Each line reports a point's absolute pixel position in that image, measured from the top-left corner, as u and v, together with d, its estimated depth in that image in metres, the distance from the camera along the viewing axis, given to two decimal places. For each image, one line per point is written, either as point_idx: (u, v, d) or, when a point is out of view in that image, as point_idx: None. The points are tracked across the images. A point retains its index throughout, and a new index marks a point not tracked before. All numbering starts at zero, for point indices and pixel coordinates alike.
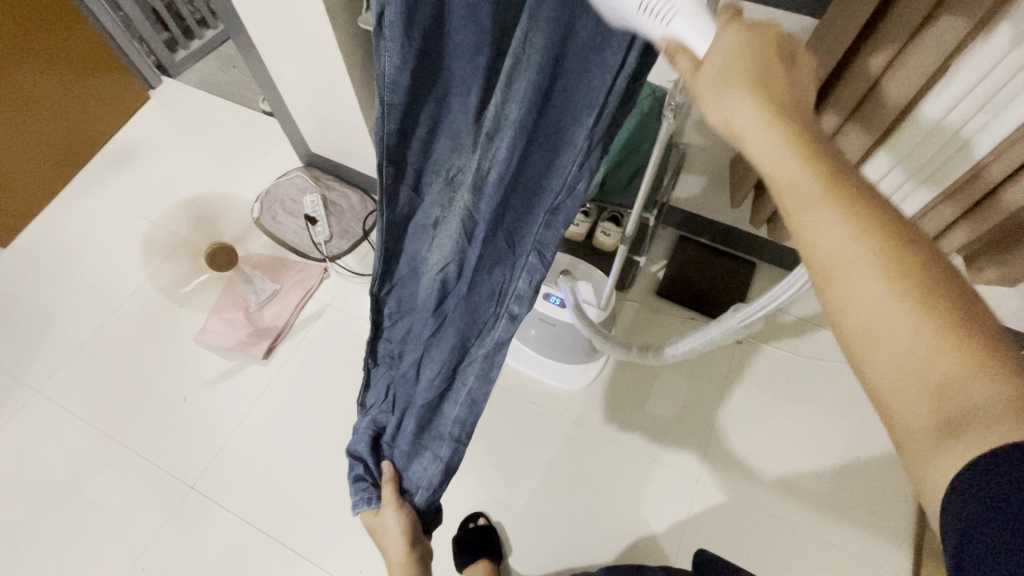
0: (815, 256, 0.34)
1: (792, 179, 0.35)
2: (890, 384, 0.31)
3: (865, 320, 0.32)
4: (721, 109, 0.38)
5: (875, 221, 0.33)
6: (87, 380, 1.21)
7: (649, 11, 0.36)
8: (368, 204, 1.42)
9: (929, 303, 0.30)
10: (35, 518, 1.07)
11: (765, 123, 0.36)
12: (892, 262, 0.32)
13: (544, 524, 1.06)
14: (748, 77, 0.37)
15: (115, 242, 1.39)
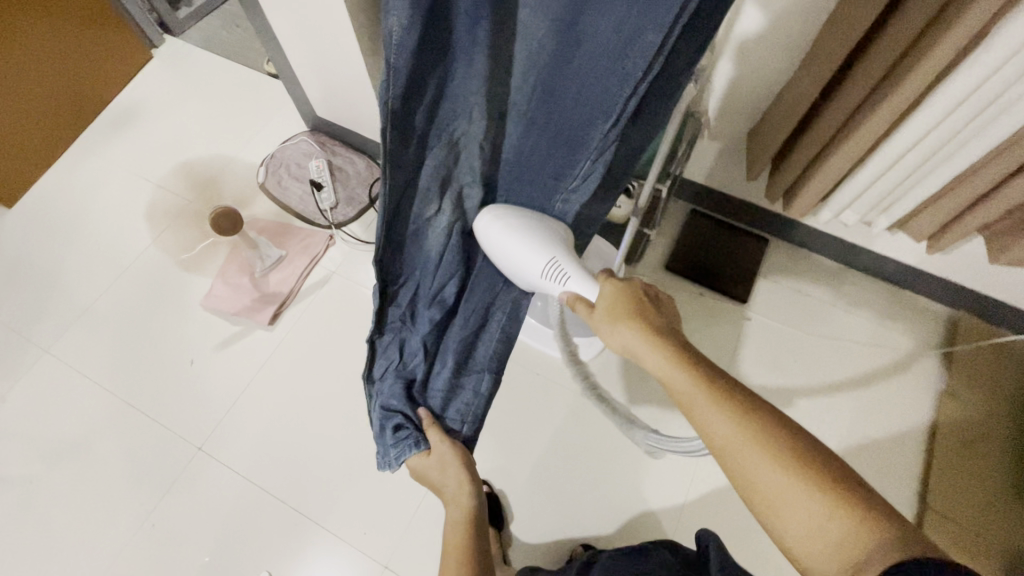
0: (715, 445, 0.49)
1: (681, 389, 0.52)
2: (807, 545, 0.44)
3: (765, 485, 0.46)
4: (616, 341, 0.58)
5: (741, 414, 0.49)
6: (95, 342, 1.22)
7: (551, 278, 0.64)
8: (374, 171, 1.40)
9: (794, 467, 0.46)
10: (48, 475, 1.10)
11: (649, 345, 0.55)
12: (765, 445, 0.47)
13: (545, 494, 1.08)
14: (629, 311, 0.58)
15: (119, 205, 1.38)
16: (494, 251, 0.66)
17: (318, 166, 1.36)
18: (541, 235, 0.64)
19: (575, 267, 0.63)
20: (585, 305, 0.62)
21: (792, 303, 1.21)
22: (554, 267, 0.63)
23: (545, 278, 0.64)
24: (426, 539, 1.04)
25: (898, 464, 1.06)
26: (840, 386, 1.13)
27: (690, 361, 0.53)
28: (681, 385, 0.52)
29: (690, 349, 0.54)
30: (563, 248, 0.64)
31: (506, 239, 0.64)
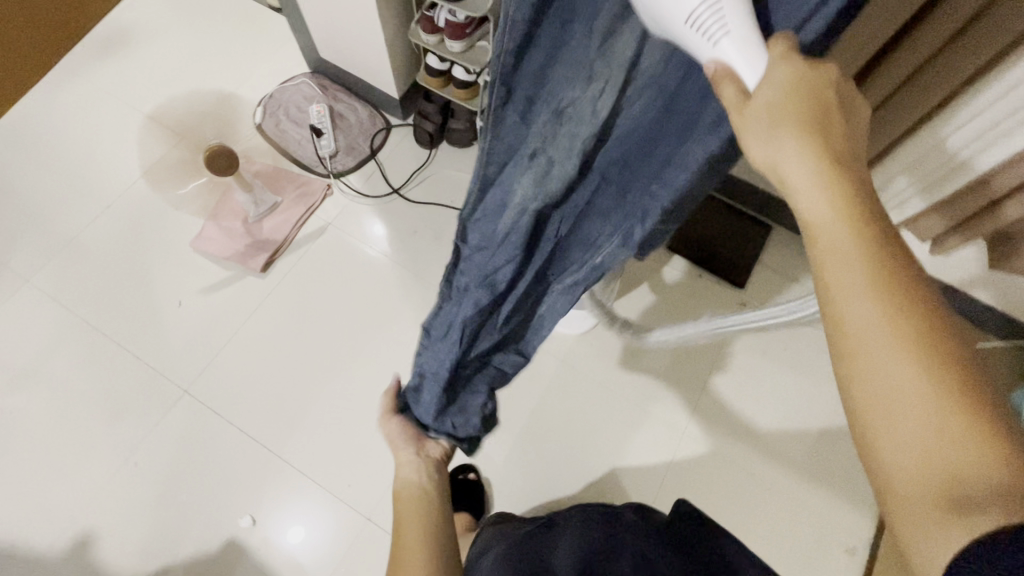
0: (845, 324, 0.33)
1: (832, 240, 0.34)
2: (908, 457, 0.31)
3: (895, 404, 0.32)
4: (767, 149, 0.35)
5: (904, 306, 0.32)
6: (79, 274, 1.18)
7: (697, 27, 0.33)
8: (377, 121, 1.35)
9: (959, 388, 0.31)
10: (28, 404, 1.08)
11: (819, 176, 0.34)
12: (931, 368, 0.31)
13: (529, 459, 1.10)
14: (802, 119, 0.35)
15: (107, 134, 1.31)
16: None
17: (319, 110, 1.31)
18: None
19: (743, 22, 0.33)
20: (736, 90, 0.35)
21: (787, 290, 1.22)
22: (704, 20, 0.33)
23: (688, 27, 0.33)
24: None
25: None
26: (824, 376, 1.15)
27: (872, 226, 0.33)
28: (815, 224, 0.34)
29: (864, 186, 0.35)
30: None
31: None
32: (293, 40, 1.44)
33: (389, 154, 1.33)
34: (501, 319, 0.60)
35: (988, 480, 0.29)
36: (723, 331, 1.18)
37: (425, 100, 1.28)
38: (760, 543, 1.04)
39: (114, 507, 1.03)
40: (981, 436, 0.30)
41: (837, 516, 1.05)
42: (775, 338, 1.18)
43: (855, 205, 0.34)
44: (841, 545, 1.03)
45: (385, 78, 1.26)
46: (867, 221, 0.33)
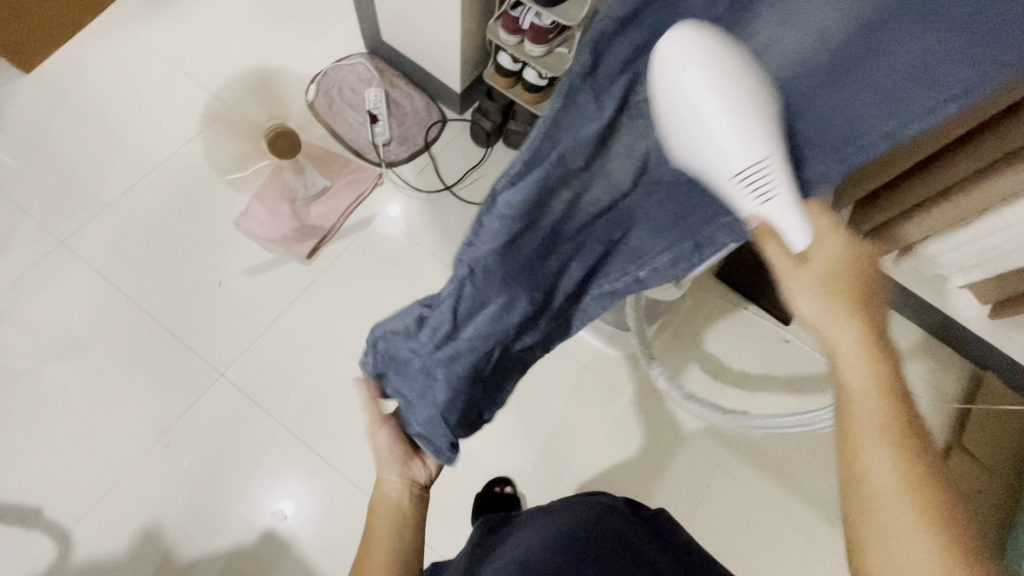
0: (870, 484, 0.43)
1: (863, 412, 0.44)
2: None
3: (899, 555, 0.42)
4: (819, 319, 0.46)
5: (921, 470, 0.42)
6: (117, 242, 1.14)
7: (754, 190, 0.42)
8: (433, 112, 1.31)
9: (957, 553, 0.41)
10: (59, 373, 1.05)
11: (860, 352, 0.45)
12: (935, 523, 0.41)
13: (565, 477, 1.08)
14: (847, 298, 0.45)
15: (151, 95, 1.26)
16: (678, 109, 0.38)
17: (376, 96, 1.27)
18: (773, 122, 0.39)
19: (787, 189, 0.42)
20: (781, 243, 0.45)
21: None
22: (755, 176, 0.41)
23: (739, 180, 0.42)
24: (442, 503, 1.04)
25: None
26: None
27: (896, 396, 0.44)
28: (854, 396, 0.45)
29: (896, 374, 0.45)
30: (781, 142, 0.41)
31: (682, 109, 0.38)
32: (351, 15, 1.38)
33: (443, 148, 1.29)
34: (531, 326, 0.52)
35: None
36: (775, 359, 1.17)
37: (487, 97, 1.25)
38: None
39: (140, 487, 1.00)
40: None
41: None
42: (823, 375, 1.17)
43: (890, 385, 0.44)
44: None
45: (449, 70, 1.22)
46: (894, 393, 0.44)
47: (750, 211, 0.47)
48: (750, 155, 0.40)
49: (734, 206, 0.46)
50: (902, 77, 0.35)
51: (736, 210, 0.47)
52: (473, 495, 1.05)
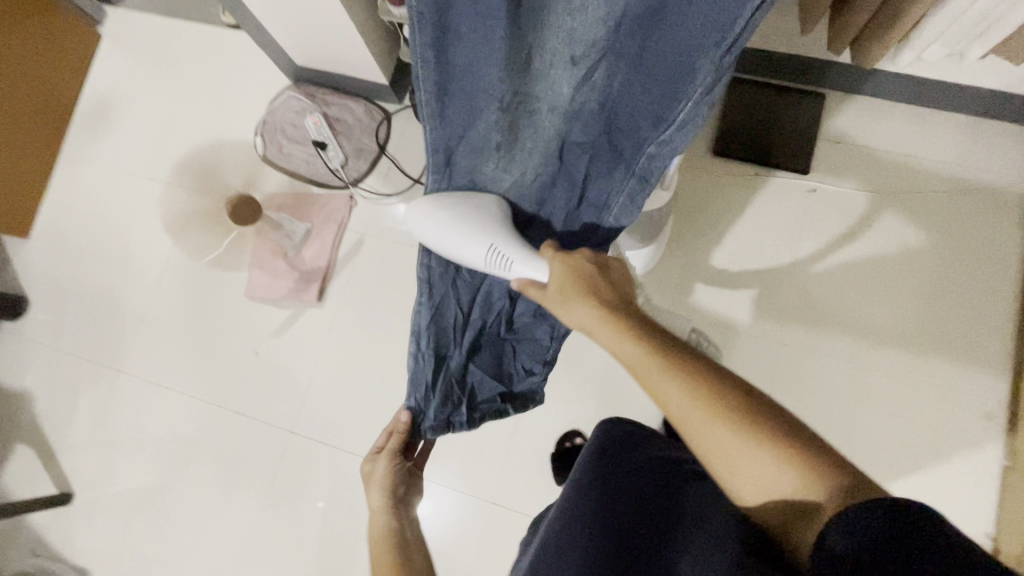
0: (667, 411, 0.48)
1: (631, 359, 0.51)
2: (763, 493, 0.43)
3: (720, 452, 0.44)
4: (574, 319, 0.57)
5: (700, 381, 0.47)
6: (160, 351, 1.24)
7: (497, 261, 0.65)
8: (375, 113, 1.28)
9: (755, 427, 0.43)
10: (163, 479, 1.17)
11: (603, 321, 0.54)
12: (731, 419, 0.44)
13: (629, 410, 1.07)
14: (581, 289, 0.57)
15: (129, 212, 1.32)
16: (432, 243, 0.70)
17: (315, 122, 1.25)
18: (478, 221, 0.68)
19: (517, 253, 0.65)
20: (536, 285, 0.63)
21: (860, 161, 1.10)
22: (495, 253, 0.65)
23: (489, 263, 0.66)
24: (524, 474, 1.07)
25: (993, 311, 1.01)
26: (922, 241, 1.06)
27: (642, 334, 0.52)
28: (632, 359, 0.51)
29: (642, 328, 0.52)
30: (501, 233, 0.67)
31: (440, 235, 0.69)
32: (264, 56, 1.37)
33: (398, 144, 1.27)
34: None
35: (800, 486, 0.41)
36: (798, 222, 1.09)
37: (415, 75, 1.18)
38: (894, 434, 0.98)
39: (267, 551, 1.11)
40: (781, 449, 0.42)
41: (964, 383, 0.99)
42: (856, 216, 1.08)
43: (630, 331, 0.52)
44: (977, 412, 0.97)
45: (369, 67, 1.18)
46: (643, 333, 0.52)
47: (677, 122, 0.55)
48: (480, 249, 0.66)
49: (653, 123, 0.57)
50: (702, 24, 0.46)
51: (661, 126, 0.56)
52: (549, 456, 1.07)
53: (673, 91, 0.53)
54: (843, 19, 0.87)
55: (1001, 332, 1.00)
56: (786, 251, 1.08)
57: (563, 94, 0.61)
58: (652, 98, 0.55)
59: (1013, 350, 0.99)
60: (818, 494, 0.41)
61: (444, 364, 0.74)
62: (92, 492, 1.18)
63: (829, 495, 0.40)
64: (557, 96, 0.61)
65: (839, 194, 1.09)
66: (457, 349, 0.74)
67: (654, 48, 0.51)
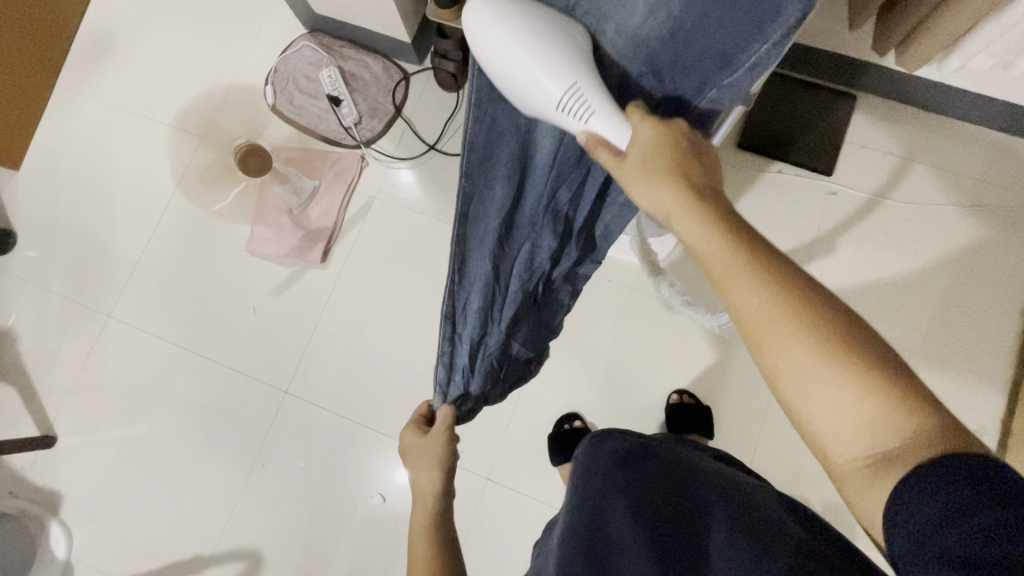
0: (739, 313, 0.43)
1: (710, 253, 0.45)
2: (840, 429, 0.38)
3: (802, 380, 0.39)
4: (645, 192, 0.50)
5: (784, 291, 0.41)
6: (154, 298, 1.20)
7: (569, 111, 0.50)
8: (392, 72, 1.23)
9: (849, 368, 0.37)
10: (150, 428, 1.15)
11: (682, 209, 0.48)
12: (830, 357, 0.38)
13: (629, 398, 1.07)
14: (665, 168, 0.50)
15: (128, 152, 1.27)
16: (490, 56, 0.49)
17: (330, 76, 1.20)
18: (559, 48, 0.48)
19: (598, 96, 0.50)
20: (610, 150, 0.52)
21: (885, 167, 1.09)
22: (570, 102, 0.50)
23: (561, 111, 0.50)
24: (521, 453, 1.06)
25: (999, 329, 1.02)
26: (937, 254, 1.06)
27: (730, 229, 0.45)
28: (706, 246, 0.45)
29: (730, 216, 0.46)
30: (585, 69, 0.50)
31: (506, 46, 0.48)
32: (281, 0, 1.31)
33: (414, 106, 1.23)
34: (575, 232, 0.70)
35: (889, 427, 0.36)
36: (816, 223, 1.08)
37: (440, 36, 1.13)
38: None
39: (255, 510, 1.10)
40: (883, 388, 0.36)
41: (962, 399, 1.00)
42: (874, 223, 1.07)
43: (711, 216, 0.46)
44: (971, 426, 0.99)
45: (392, 24, 1.13)
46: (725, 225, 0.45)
47: (749, 64, 0.50)
48: (560, 84, 0.49)
49: (721, 64, 0.51)
50: None
51: (728, 66, 0.51)
52: (546, 436, 1.06)
53: (756, 27, 0.47)
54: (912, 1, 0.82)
55: (1003, 351, 1.01)
56: (801, 253, 1.07)
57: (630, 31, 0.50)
58: (729, 34, 0.48)
59: (1012, 369, 1.00)
60: (905, 438, 0.35)
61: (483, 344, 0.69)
62: (75, 436, 1.15)
63: (927, 437, 0.35)
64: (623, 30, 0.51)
65: (859, 199, 1.08)
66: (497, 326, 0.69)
67: None
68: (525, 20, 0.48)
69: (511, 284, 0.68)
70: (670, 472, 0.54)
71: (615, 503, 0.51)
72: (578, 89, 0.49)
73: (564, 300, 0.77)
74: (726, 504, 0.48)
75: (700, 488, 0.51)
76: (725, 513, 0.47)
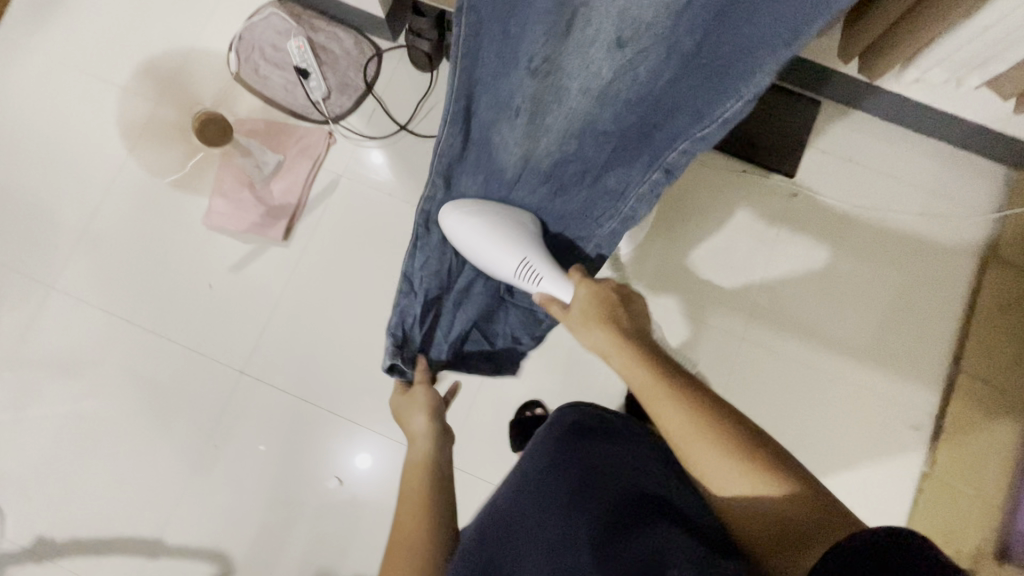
0: (666, 430, 0.52)
1: (638, 381, 0.55)
2: (742, 510, 0.49)
3: (715, 474, 0.50)
4: (591, 339, 0.60)
5: (699, 411, 0.51)
6: (102, 270, 1.14)
7: (524, 277, 0.69)
8: (364, 46, 1.20)
9: (750, 465, 0.48)
10: (95, 406, 1.10)
11: (613, 349, 0.58)
12: (724, 446, 0.49)
13: (591, 387, 1.08)
14: (599, 314, 0.61)
15: (77, 113, 1.19)
16: (462, 246, 0.70)
17: (299, 47, 1.16)
18: (506, 236, 0.70)
19: (547, 268, 0.69)
20: (558, 304, 0.66)
21: (843, 173, 1.13)
22: (527, 270, 0.69)
23: (517, 278, 0.70)
24: (481, 439, 1.07)
25: (938, 331, 1.08)
26: (887, 258, 1.11)
27: (650, 361, 0.55)
28: (620, 362, 0.57)
29: (649, 354, 0.57)
30: (532, 249, 0.70)
31: (474, 233, 0.69)
32: None
33: (386, 84, 1.19)
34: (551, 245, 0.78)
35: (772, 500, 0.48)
36: (776, 222, 1.12)
37: (414, 13, 1.09)
38: (833, 437, 1.05)
39: (205, 492, 1.07)
40: (766, 472, 0.48)
41: (901, 395, 1.06)
42: (830, 225, 1.12)
43: (638, 359, 0.56)
44: (906, 421, 1.05)
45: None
46: (649, 364, 0.55)
47: (720, 119, 0.53)
48: (512, 262, 0.69)
49: (692, 119, 0.55)
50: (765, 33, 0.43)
51: (696, 123, 0.55)
52: (507, 424, 1.07)
53: (722, 88, 0.50)
54: (880, 7, 0.83)
55: (939, 352, 1.07)
56: (761, 252, 1.11)
57: (600, 77, 0.53)
58: (694, 96, 0.53)
59: (947, 369, 1.07)
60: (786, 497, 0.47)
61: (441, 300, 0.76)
62: (11, 413, 1.09)
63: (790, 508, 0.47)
64: (593, 78, 0.54)
65: (817, 203, 1.12)
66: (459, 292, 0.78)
67: (715, 46, 0.47)
68: (486, 222, 0.70)
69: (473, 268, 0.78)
70: (632, 457, 0.54)
71: (565, 489, 0.51)
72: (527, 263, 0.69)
73: (541, 316, 0.80)
74: (677, 513, 0.48)
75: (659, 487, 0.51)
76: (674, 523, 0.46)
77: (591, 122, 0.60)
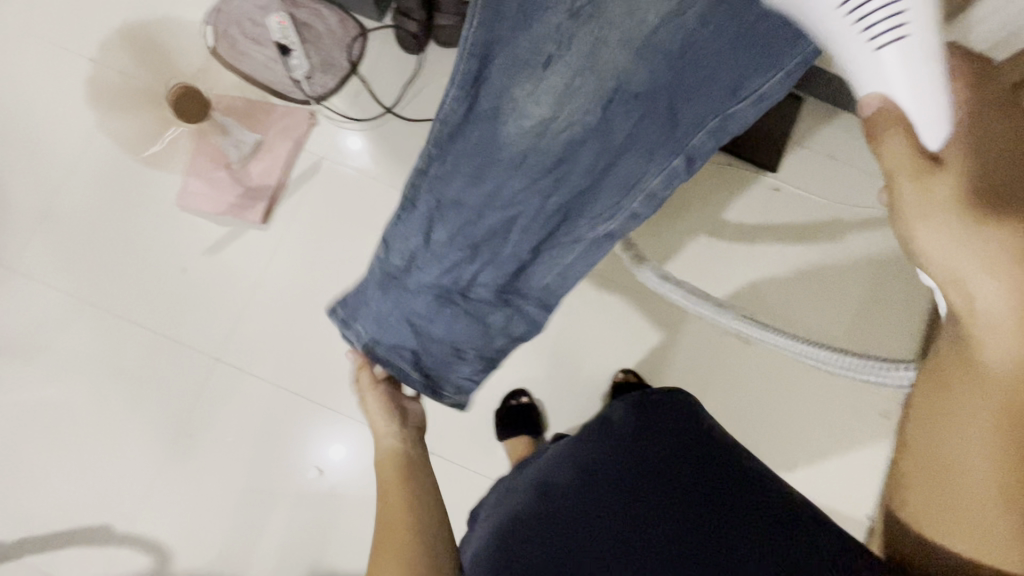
0: (969, 424, 0.41)
1: (995, 326, 0.39)
2: (958, 528, 0.42)
3: (955, 476, 0.42)
4: (923, 227, 0.41)
5: (1011, 423, 0.39)
6: (65, 251, 1.08)
7: (866, 33, 0.42)
8: (349, 24, 1.16)
9: (1011, 504, 0.39)
10: (57, 394, 1.04)
11: (997, 277, 0.38)
12: (1010, 473, 0.39)
13: (576, 376, 1.09)
14: (973, 217, 0.39)
15: (37, 84, 1.12)
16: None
17: (280, 22, 1.11)
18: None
19: (921, 33, 0.40)
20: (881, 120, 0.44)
21: (823, 168, 1.16)
22: (888, 30, 0.41)
23: (860, 34, 0.43)
24: (465, 428, 1.06)
25: (910, 323, 1.12)
26: (863, 251, 1.14)
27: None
28: (1006, 364, 0.39)
29: None
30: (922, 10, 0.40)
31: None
32: None
33: (371, 64, 1.16)
34: (523, 249, 0.65)
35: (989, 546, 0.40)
36: (757, 217, 1.15)
37: None
38: (810, 426, 1.07)
39: (177, 483, 1.03)
40: (1003, 516, 0.39)
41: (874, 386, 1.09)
42: (808, 219, 1.14)
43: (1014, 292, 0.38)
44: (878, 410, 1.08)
45: None
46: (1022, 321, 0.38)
47: (746, 98, 0.57)
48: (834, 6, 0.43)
49: (724, 94, 0.57)
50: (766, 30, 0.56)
51: (731, 98, 0.57)
52: (493, 413, 1.06)
53: (757, 61, 0.56)
54: None
55: (911, 344, 1.11)
56: (741, 245, 1.14)
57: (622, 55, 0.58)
58: (717, 72, 0.57)
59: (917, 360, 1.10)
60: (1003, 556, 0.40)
61: (394, 294, 0.69)
62: None
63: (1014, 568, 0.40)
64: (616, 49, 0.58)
65: (797, 197, 1.15)
66: (414, 285, 0.68)
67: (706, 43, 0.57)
68: None
69: (441, 251, 0.66)
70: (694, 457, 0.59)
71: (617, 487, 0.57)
72: (904, 25, 0.40)
73: (494, 333, 0.70)
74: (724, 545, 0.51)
75: (715, 509, 0.54)
76: (722, 556, 0.50)
77: (601, 105, 0.60)
